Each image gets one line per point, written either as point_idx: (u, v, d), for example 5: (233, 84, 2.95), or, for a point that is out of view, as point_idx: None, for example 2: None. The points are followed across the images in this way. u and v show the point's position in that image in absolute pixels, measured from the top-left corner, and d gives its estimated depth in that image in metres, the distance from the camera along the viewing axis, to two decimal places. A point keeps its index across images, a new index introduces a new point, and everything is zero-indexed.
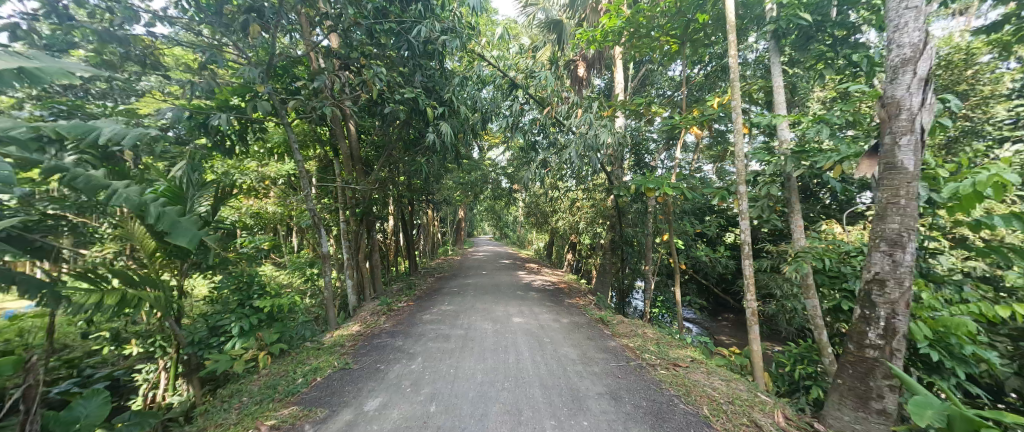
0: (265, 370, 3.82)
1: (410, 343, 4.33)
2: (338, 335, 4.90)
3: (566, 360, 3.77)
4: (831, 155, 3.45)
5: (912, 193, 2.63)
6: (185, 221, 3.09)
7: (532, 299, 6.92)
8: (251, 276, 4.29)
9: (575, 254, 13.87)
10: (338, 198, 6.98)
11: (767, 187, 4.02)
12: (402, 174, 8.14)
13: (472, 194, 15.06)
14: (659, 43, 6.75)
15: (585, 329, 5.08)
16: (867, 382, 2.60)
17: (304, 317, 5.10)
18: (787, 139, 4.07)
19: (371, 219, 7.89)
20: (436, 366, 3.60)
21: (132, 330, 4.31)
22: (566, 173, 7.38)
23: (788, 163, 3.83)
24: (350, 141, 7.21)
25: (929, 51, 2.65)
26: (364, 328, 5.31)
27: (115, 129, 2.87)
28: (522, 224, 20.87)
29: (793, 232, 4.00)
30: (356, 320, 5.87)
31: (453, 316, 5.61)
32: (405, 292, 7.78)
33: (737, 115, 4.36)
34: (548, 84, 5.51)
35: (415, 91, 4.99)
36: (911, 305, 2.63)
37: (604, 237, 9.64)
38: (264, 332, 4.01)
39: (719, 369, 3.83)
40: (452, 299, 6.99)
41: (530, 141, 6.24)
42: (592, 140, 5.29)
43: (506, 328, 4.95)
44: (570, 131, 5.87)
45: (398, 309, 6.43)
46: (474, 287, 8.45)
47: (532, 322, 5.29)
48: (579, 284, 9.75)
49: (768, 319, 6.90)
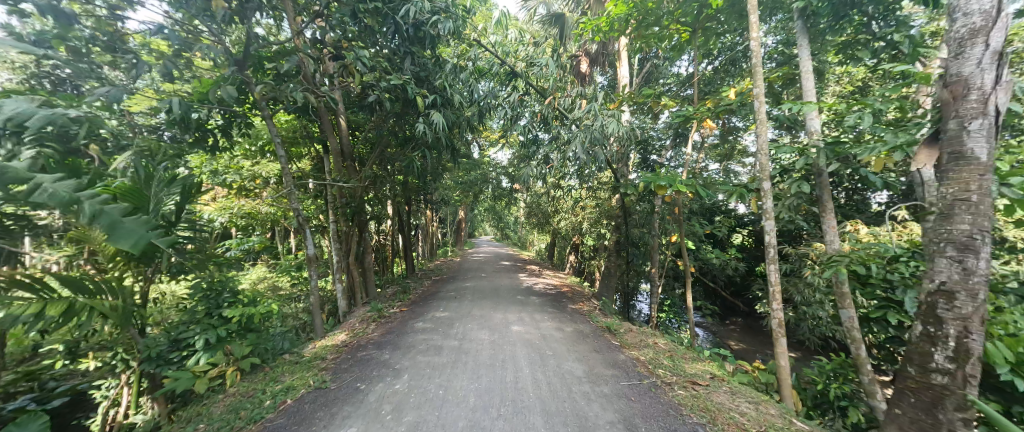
0: (234, 388, 3.41)
1: (398, 356, 3.92)
2: (321, 346, 4.48)
3: (571, 379, 3.34)
4: (874, 146, 3.02)
5: (985, 187, 2.20)
6: (131, 221, 2.68)
7: (532, 304, 6.51)
8: (222, 282, 3.89)
9: (578, 256, 13.42)
10: (326, 197, 6.56)
11: (795, 183, 3.60)
12: (397, 172, 7.73)
13: (472, 194, 14.67)
14: (669, 32, 6.34)
15: (591, 339, 4.65)
16: (935, 414, 2.17)
17: (285, 325, 4.69)
18: (816, 130, 3.66)
19: (364, 219, 7.32)
20: (423, 385, 3.19)
21: (92, 341, 3.90)
22: (569, 170, 6.98)
23: (822, 156, 3.39)
24: (340, 136, 6.76)
25: (1002, 19, 2.24)
26: (349, 338, 4.88)
27: (21, 110, 2.85)
28: (524, 225, 20.48)
29: (826, 234, 3.56)
30: (343, 328, 5.45)
31: (448, 324, 5.18)
32: (399, 297, 7.36)
33: (761, 102, 3.92)
34: (550, 73, 5.10)
35: (403, 77, 4.60)
36: (985, 322, 2.19)
37: (608, 238, 9.22)
38: (234, 344, 3.60)
39: (744, 388, 3.39)
40: (448, 305, 6.57)
41: (531, 136, 5.82)
42: (597, 133, 4.88)
43: (503, 338, 4.52)
44: (574, 124, 5.46)
45: (390, 316, 6.01)
46: (472, 291, 8.02)
47: (533, 331, 4.86)
48: (581, 288, 9.33)
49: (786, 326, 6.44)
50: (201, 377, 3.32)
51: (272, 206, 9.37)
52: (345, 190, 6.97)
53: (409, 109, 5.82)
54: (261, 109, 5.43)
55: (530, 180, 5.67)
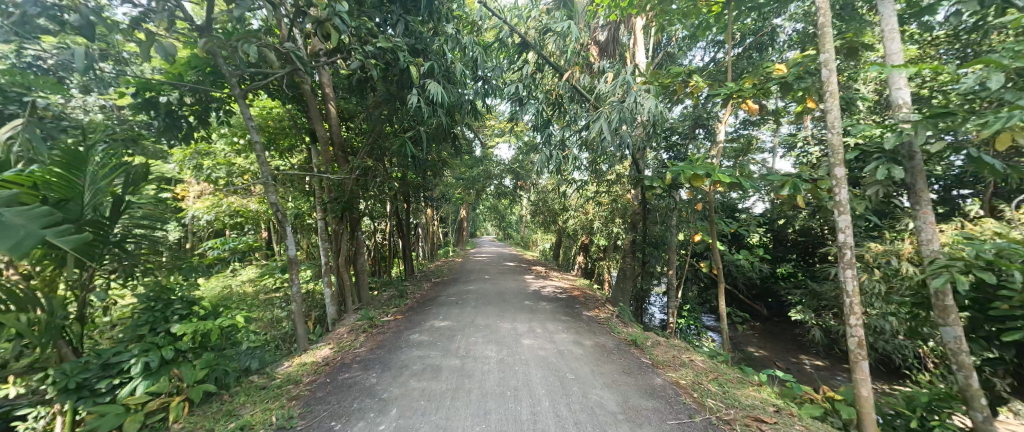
0: (179, 424, 2.72)
1: (386, 381, 3.22)
2: (297, 365, 3.80)
3: (604, 416, 2.63)
4: (1006, 114, 2.30)
5: None
6: (17, 217, 2.06)
7: (543, 311, 5.82)
8: (176, 289, 3.24)
9: (586, 257, 12.76)
10: (312, 191, 5.86)
11: (881, 167, 2.86)
12: (392, 165, 7.09)
13: (474, 190, 14.04)
14: (697, 5, 5.67)
15: (617, 356, 3.94)
16: None
17: (257, 337, 4.02)
18: (906, 102, 2.96)
19: (356, 216, 6.56)
20: (415, 426, 2.48)
21: (20, 362, 3.16)
22: (584, 161, 6.31)
23: (922, 133, 2.67)
24: (329, 123, 6.08)
25: None
26: (333, 353, 4.18)
27: None
28: (528, 225, 19.82)
29: (922, 232, 2.84)
30: (327, 341, 4.75)
31: (448, 337, 4.47)
32: (395, 302, 6.67)
33: (831, 70, 3.20)
34: (566, 45, 4.44)
35: (395, 43, 3.94)
36: None
37: (622, 237, 8.54)
38: (184, 367, 2.92)
39: (823, 428, 2.68)
40: (448, 312, 5.87)
41: (543, 119, 5.13)
42: (622, 112, 4.19)
43: (513, 356, 3.82)
44: (594, 105, 4.76)
45: (383, 325, 5.30)
46: (475, 295, 7.31)
47: (547, 346, 4.15)
48: (593, 292, 8.63)
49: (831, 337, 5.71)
50: (136, 411, 2.63)
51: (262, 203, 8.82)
52: (334, 183, 6.28)
53: (404, 88, 5.14)
54: (233, 87, 4.76)
55: (542, 169, 4.99)
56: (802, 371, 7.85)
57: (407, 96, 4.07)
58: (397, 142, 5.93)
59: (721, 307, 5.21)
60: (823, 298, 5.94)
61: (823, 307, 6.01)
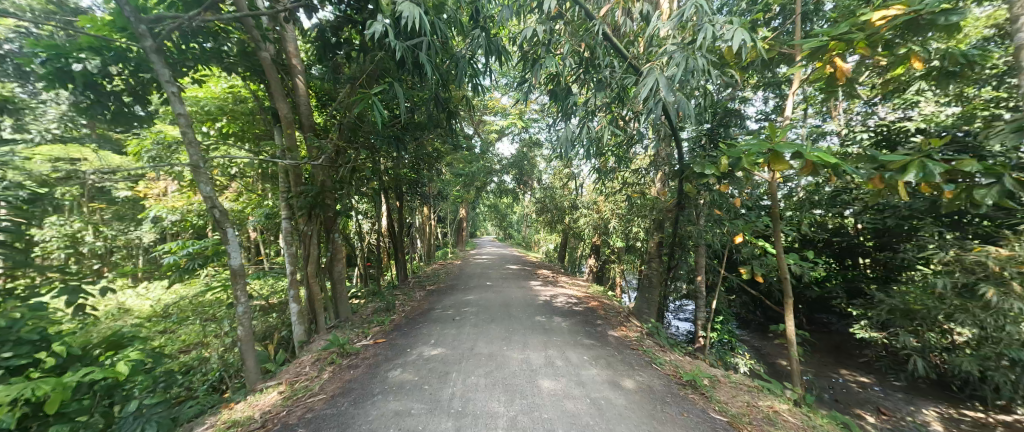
0: None
1: None
2: (220, 427, 2.65)
3: None
4: None
5: None
6: None
7: (561, 332, 4.71)
8: (16, 326, 2.09)
9: (596, 259, 11.71)
10: (275, 182, 4.74)
11: None
12: (377, 154, 5.96)
13: (474, 187, 13.05)
14: None
15: (676, 411, 2.80)
16: None
17: (171, 382, 2.87)
18: None
19: (331, 214, 5.43)
20: None
21: None
22: (606, 147, 5.26)
23: None
24: (300, 102, 5.04)
25: None
26: (279, 403, 3.04)
27: None
28: (531, 223, 18.82)
29: None
30: (281, 380, 3.61)
31: (439, 376, 3.32)
32: (379, 318, 5.54)
33: None
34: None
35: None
36: None
37: (643, 237, 7.44)
38: None
39: None
40: (442, 333, 4.74)
41: (562, 89, 4.04)
42: (678, 69, 3.05)
43: (532, 412, 2.68)
44: (629, 65, 3.63)
45: (359, 353, 4.15)
46: (476, 308, 6.23)
47: (577, 391, 3.02)
48: (611, 301, 7.56)
49: (948, 358, 4.75)
50: None
51: (241, 203, 7.93)
52: (302, 174, 5.11)
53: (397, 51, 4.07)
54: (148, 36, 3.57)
55: (561, 152, 3.89)
56: (851, 391, 6.76)
57: (374, 23, 3.04)
58: (364, 103, 4.38)
59: (790, 329, 4.08)
60: (913, 315, 4.87)
61: (910, 324, 4.91)
